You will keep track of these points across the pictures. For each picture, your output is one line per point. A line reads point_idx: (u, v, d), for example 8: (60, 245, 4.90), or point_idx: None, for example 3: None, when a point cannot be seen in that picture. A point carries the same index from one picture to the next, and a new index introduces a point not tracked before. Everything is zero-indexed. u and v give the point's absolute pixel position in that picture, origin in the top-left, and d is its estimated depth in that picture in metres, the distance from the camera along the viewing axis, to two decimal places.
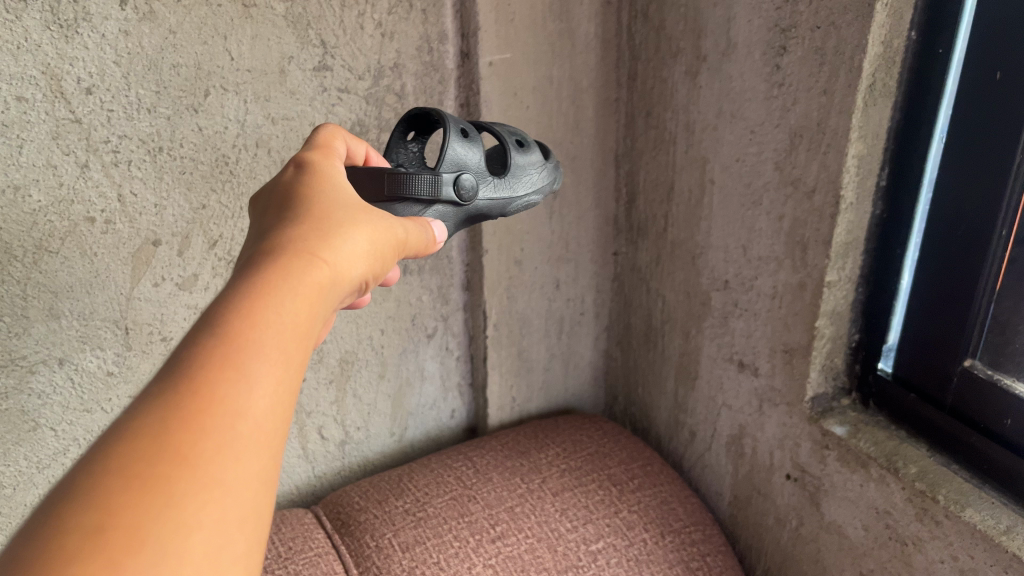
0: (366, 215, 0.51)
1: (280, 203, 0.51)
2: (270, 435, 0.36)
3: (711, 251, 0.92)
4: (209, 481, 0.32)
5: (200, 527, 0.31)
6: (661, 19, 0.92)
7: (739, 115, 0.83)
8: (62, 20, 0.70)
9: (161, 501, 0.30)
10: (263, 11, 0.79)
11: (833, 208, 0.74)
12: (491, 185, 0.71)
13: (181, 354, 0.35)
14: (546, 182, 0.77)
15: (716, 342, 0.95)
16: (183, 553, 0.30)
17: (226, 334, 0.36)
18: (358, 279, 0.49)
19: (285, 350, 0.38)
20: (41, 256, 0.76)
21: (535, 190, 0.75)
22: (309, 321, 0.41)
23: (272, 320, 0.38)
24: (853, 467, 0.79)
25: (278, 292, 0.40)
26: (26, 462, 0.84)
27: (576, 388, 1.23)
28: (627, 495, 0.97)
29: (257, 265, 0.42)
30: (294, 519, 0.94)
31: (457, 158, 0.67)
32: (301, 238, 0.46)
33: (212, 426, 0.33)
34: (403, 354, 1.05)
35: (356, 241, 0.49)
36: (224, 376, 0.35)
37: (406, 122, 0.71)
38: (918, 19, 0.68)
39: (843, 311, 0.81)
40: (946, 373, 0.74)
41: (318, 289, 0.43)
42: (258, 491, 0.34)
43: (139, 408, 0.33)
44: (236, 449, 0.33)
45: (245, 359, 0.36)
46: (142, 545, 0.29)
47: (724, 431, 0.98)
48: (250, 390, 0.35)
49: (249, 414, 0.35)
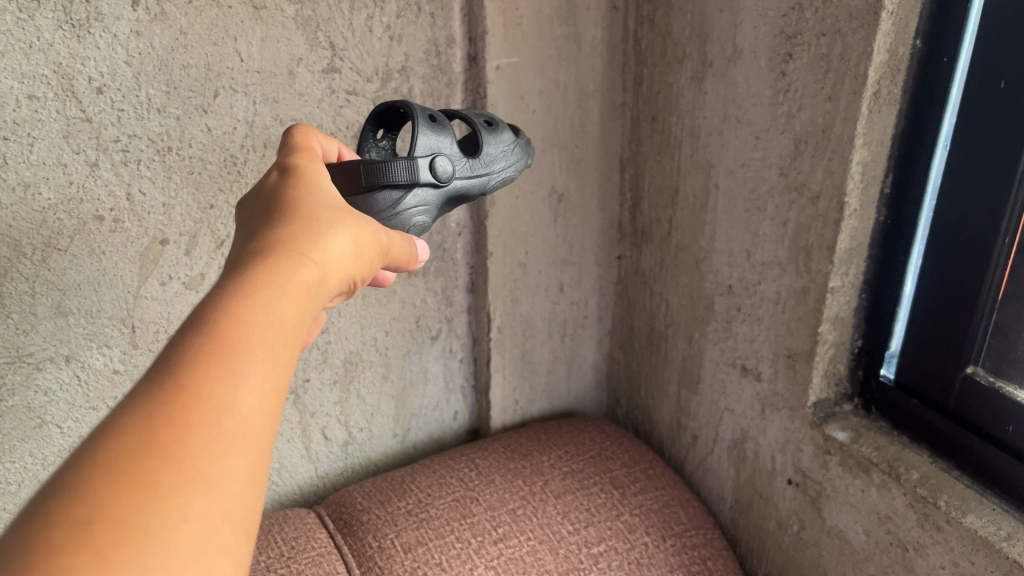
0: (351, 219, 0.52)
1: (265, 207, 0.52)
2: (257, 431, 0.36)
3: (715, 256, 0.93)
4: (197, 475, 0.32)
5: (188, 520, 0.31)
6: (667, 25, 0.92)
7: (744, 120, 0.83)
8: (75, 20, 0.71)
9: (150, 494, 0.31)
10: (273, 13, 0.79)
11: (837, 214, 0.74)
12: (468, 164, 0.71)
13: (167, 353, 0.36)
14: (521, 158, 0.77)
15: (719, 346, 0.96)
16: (171, 544, 0.30)
17: (211, 333, 0.37)
18: (342, 281, 0.50)
19: (270, 349, 0.39)
20: (50, 254, 0.76)
21: (511, 166, 0.76)
22: (294, 321, 0.42)
23: (256, 321, 0.39)
24: (855, 472, 0.79)
25: (264, 293, 0.41)
26: (31, 459, 0.84)
27: (579, 391, 1.24)
28: (629, 498, 0.98)
29: (244, 267, 0.43)
30: (297, 519, 0.94)
31: (431, 141, 0.67)
32: (287, 241, 0.47)
33: (199, 422, 0.34)
34: (407, 355, 1.05)
35: (342, 244, 0.50)
36: (212, 374, 0.35)
37: (374, 118, 0.71)
38: (923, 27, 0.68)
39: (846, 317, 0.81)
40: (949, 379, 0.74)
41: (302, 291, 0.44)
42: (247, 486, 0.35)
43: (126, 406, 0.33)
44: (223, 444, 0.34)
45: (231, 358, 0.37)
46: (130, 536, 0.30)
47: (727, 435, 0.98)
48: (237, 387, 0.36)
49: (236, 410, 0.35)
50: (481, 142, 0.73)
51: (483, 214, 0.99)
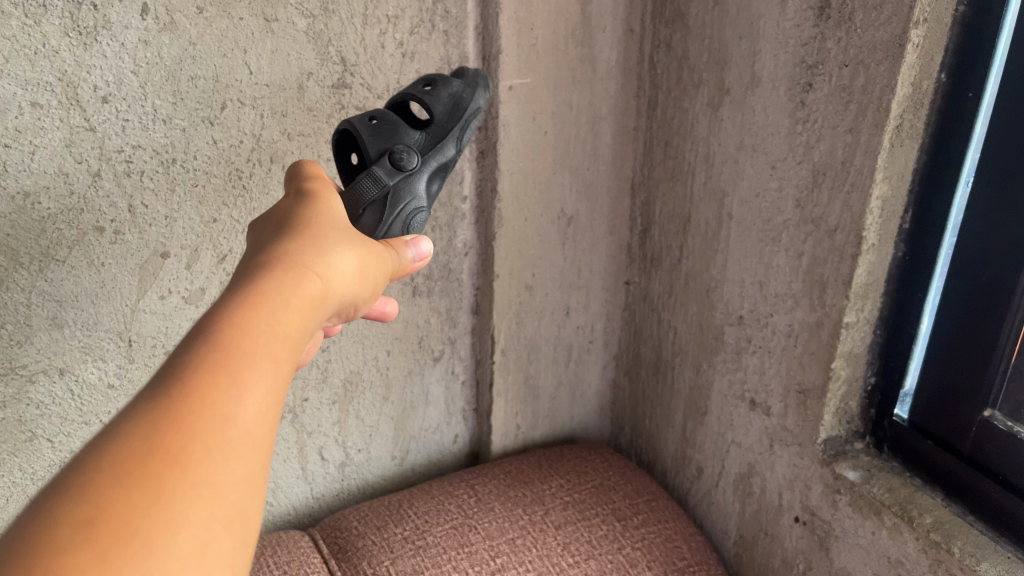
0: (358, 238, 0.51)
1: (275, 218, 0.51)
2: (258, 442, 0.35)
3: (726, 285, 0.91)
4: (199, 480, 0.32)
5: (189, 523, 0.31)
6: (684, 50, 0.91)
7: (761, 149, 0.82)
8: (82, 27, 0.69)
9: (150, 498, 0.30)
10: (285, 26, 0.78)
11: (854, 248, 0.73)
12: (424, 135, 0.68)
13: (175, 360, 0.35)
14: (476, 96, 0.72)
15: (728, 378, 0.94)
16: (170, 548, 0.30)
17: (218, 343, 0.36)
18: (347, 296, 0.49)
19: (274, 361, 0.38)
20: (48, 264, 0.75)
21: (473, 114, 0.71)
22: (298, 333, 0.41)
23: (261, 332, 0.38)
24: (866, 514, 0.77)
25: (271, 303, 0.40)
26: (21, 473, 0.82)
27: (581, 417, 1.21)
28: (631, 531, 0.95)
29: (251, 277, 0.42)
30: (290, 542, 0.92)
31: (377, 141, 0.65)
32: (297, 251, 0.46)
33: (201, 429, 0.33)
34: (409, 376, 1.03)
35: (349, 260, 0.48)
36: (217, 382, 0.35)
37: (337, 151, 0.70)
38: (948, 61, 0.67)
39: (860, 353, 0.79)
40: (965, 421, 0.72)
41: (309, 303, 0.43)
42: (247, 493, 0.34)
43: (131, 412, 0.33)
44: (225, 452, 0.33)
45: (237, 367, 0.36)
46: (131, 539, 0.29)
47: (733, 468, 0.96)
48: (240, 395, 0.35)
49: (239, 418, 0.34)
50: (427, 102, 0.69)
51: (491, 235, 0.98)
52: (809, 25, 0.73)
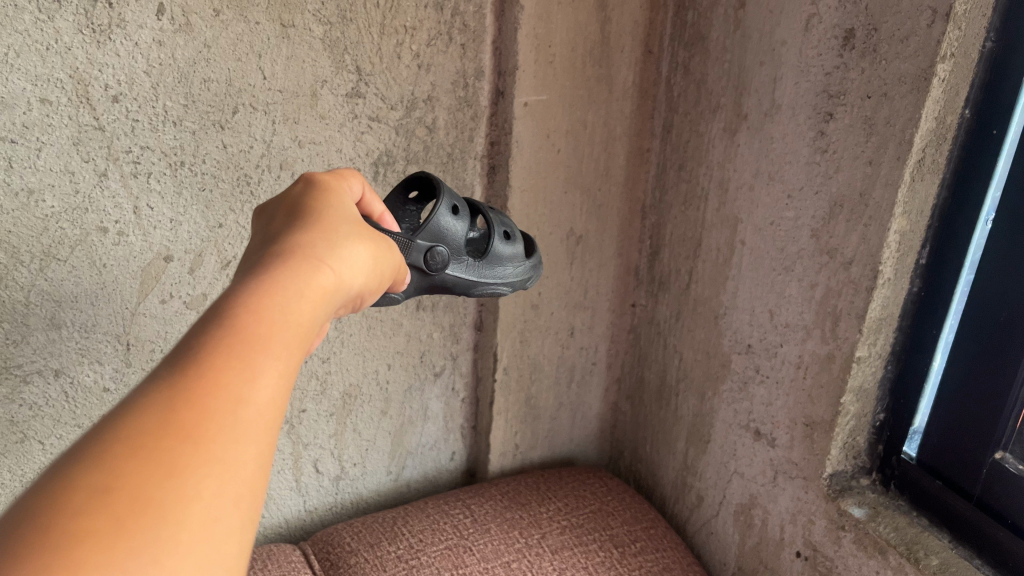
0: (371, 235, 0.49)
1: (286, 214, 0.48)
2: (271, 425, 0.32)
3: (736, 313, 0.89)
4: (211, 457, 0.29)
5: (200, 497, 0.28)
6: (702, 73, 0.90)
7: (777, 177, 0.81)
8: (97, 25, 0.68)
9: (165, 472, 0.27)
10: (301, 33, 0.77)
11: (870, 281, 0.71)
12: (464, 259, 0.69)
13: (189, 340, 0.32)
14: (513, 281, 0.76)
15: (733, 407, 0.92)
16: (182, 520, 0.27)
17: (232, 324, 0.34)
18: (355, 292, 0.46)
19: (288, 346, 0.35)
20: (48, 262, 0.73)
21: (504, 283, 0.74)
22: (314, 320, 0.39)
23: (276, 317, 0.36)
24: (870, 552, 0.75)
25: (286, 290, 0.38)
26: (9, 475, 0.80)
27: (580, 439, 1.20)
28: (628, 558, 0.93)
29: (265, 265, 0.40)
30: (281, 556, 0.89)
31: (439, 225, 0.66)
32: (309, 243, 0.43)
33: (216, 407, 0.30)
34: (409, 391, 1.02)
35: (361, 255, 0.46)
36: (231, 363, 0.32)
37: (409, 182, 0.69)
38: (974, 97, 0.66)
39: (870, 389, 0.77)
40: (976, 462, 0.71)
41: (322, 293, 0.40)
42: (259, 475, 0.31)
43: (144, 388, 0.30)
44: (239, 432, 0.30)
45: (251, 350, 0.33)
46: (144, 510, 0.26)
47: (734, 499, 0.94)
48: (256, 377, 0.32)
49: (253, 400, 0.32)
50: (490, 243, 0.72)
51: None
52: (833, 54, 0.72)
